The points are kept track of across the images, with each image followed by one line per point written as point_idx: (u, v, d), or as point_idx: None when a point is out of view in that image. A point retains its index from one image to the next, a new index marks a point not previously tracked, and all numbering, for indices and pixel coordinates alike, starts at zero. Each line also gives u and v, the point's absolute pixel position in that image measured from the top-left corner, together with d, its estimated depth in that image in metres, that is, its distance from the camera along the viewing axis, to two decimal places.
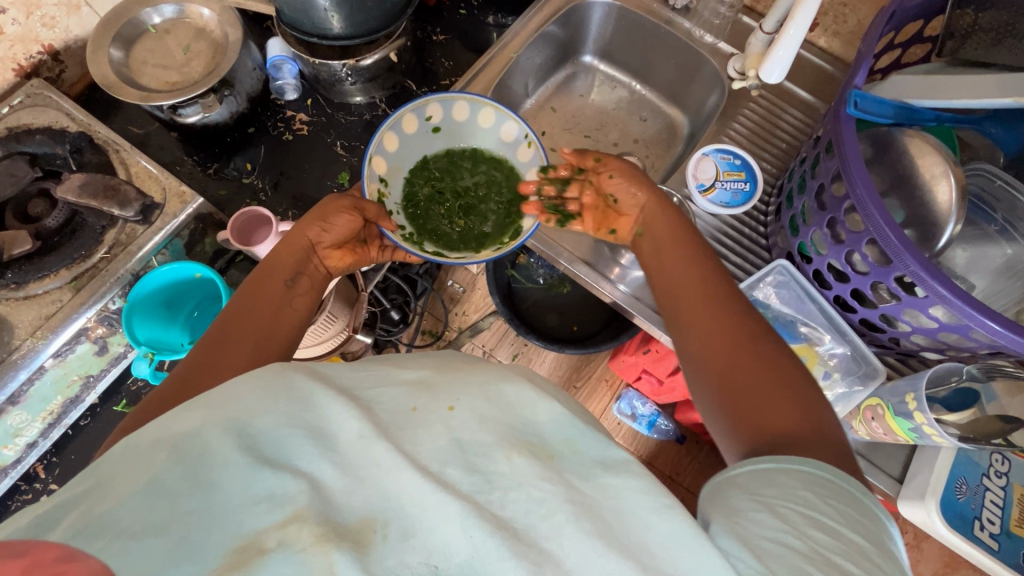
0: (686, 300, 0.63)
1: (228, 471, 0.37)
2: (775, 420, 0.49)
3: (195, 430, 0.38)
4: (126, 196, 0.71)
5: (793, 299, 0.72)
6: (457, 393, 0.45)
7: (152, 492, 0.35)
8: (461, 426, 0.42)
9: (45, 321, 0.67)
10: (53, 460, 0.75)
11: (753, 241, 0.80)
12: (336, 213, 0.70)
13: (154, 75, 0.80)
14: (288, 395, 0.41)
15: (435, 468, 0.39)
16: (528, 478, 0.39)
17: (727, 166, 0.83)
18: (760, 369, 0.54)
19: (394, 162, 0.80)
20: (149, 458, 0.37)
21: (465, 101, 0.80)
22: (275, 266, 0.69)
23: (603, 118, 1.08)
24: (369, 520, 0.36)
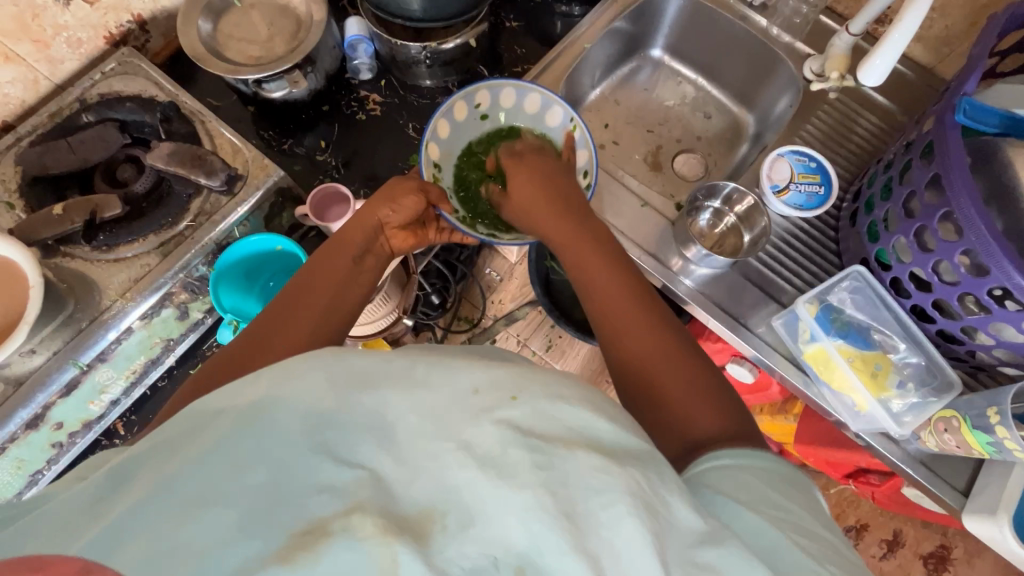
0: (610, 301, 0.61)
1: (290, 450, 0.35)
2: (699, 420, 0.50)
3: (258, 403, 0.37)
4: (212, 166, 0.73)
5: (867, 305, 0.71)
6: (521, 380, 0.40)
7: (216, 458, 0.35)
8: (522, 418, 0.38)
9: (134, 284, 0.69)
10: (133, 418, 0.77)
11: (823, 244, 0.80)
12: (403, 194, 0.72)
13: (239, 49, 0.81)
14: (350, 379, 0.39)
15: (497, 453, 0.35)
16: (584, 465, 0.36)
17: (803, 168, 0.82)
18: (669, 355, 0.56)
19: (446, 147, 0.82)
20: (215, 425, 0.37)
21: (513, 87, 0.81)
22: (345, 240, 0.69)
23: (666, 113, 1.07)
24: (428, 511, 0.34)
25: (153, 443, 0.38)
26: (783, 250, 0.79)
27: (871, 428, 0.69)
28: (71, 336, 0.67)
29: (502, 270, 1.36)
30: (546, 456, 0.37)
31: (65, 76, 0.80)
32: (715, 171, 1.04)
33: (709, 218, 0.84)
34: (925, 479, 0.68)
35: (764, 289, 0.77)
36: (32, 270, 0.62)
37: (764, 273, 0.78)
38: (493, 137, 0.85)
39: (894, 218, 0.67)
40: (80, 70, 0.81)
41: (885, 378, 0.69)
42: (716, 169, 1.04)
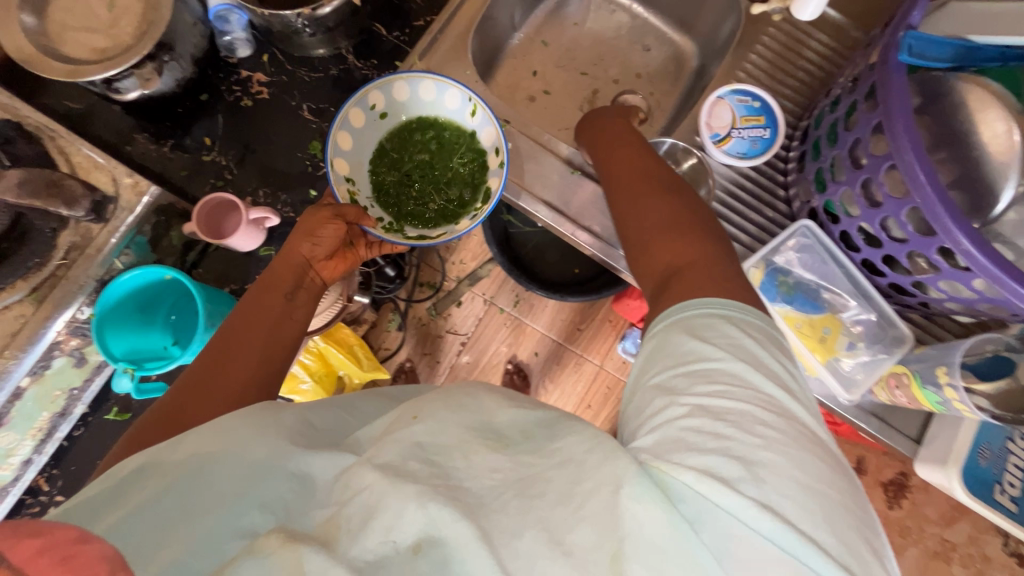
0: (620, 173, 0.60)
1: (216, 503, 0.37)
2: (673, 255, 0.49)
3: (186, 462, 0.38)
4: (72, 194, 0.62)
5: (815, 263, 0.66)
6: (423, 403, 0.44)
7: (140, 516, 0.35)
8: (422, 432, 0.41)
9: (11, 339, 0.62)
10: (54, 473, 0.72)
11: (772, 193, 0.73)
12: (323, 227, 0.65)
13: (78, 42, 0.69)
14: (277, 430, 0.41)
15: (395, 461, 0.39)
16: (485, 461, 0.39)
17: (745, 110, 0.73)
18: (671, 209, 0.53)
19: (353, 158, 0.73)
20: (147, 484, 0.37)
21: (403, 78, 0.72)
22: (269, 282, 0.62)
23: (602, 49, 0.95)
24: (335, 523, 0.36)
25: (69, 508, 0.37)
26: (728, 204, 0.72)
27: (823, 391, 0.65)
28: None
29: None
30: (446, 462, 0.39)
31: None
32: (659, 112, 0.94)
33: None
34: (875, 430, 0.65)
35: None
36: None
37: None
38: (398, 135, 0.77)
39: (841, 165, 0.60)
40: None
41: (834, 341, 0.65)
42: (661, 109, 0.95)
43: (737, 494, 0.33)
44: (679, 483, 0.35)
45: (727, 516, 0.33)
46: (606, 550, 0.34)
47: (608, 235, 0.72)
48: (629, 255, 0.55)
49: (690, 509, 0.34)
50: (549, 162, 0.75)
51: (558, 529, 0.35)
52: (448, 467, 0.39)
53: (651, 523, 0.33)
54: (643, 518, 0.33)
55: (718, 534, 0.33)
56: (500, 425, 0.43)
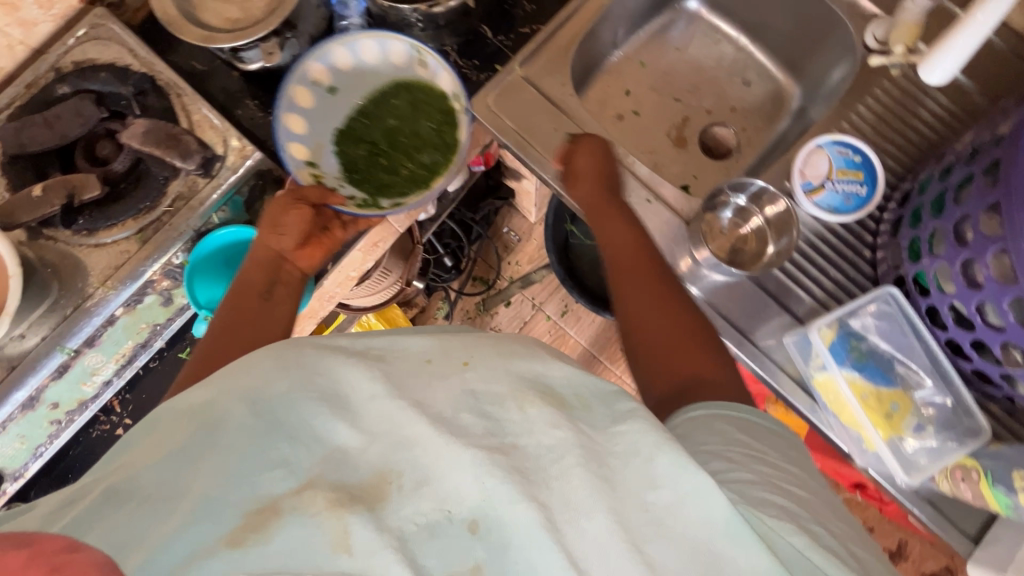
0: (636, 278, 0.65)
1: (239, 436, 0.38)
2: (685, 366, 0.57)
3: (211, 400, 0.41)
4: (187, 148, 0.69)
5: (893, 333, 0.63)
6: (476, 351, 0.47)
7: (177, 453, 0.38)
8: (475, 379, 0.43)
9: (115, 271, 0.69)
10: (128, 397, 0.76)
11: (857, 252, 0.71)
12: (285, 212, 0.68)
13: (216, 11, 0.74)
14: (298, 365, 0.42)
15: (449, 415, 0.40)
16: (541, 423, 0.40)
17: (844, 162, 0.70)
18: (677, 321, 0.61)
19: (314, 138, 0.77)
20: (175, 428, 0.40)
21: (340, 45, 0.76)
22: (245, 281, 0.66)
23: (700, 77, 0.94)
24: (383, 475, 0.38)
25: (107, 466, 0.40)
26: (808, 256, 0.71)
27: (880, 470, 0.62)
28: (57, 323, 0.68)
29: (520, 231, 1.40)
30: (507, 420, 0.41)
31: (42, 39, 0.75)
32: (749, 149, 0.92)
33: (732, 216, 0.73)
34: (929, 520, 0.62)
35: (774, 297, 0.71)
36: (11, 261, 0.63)
37: (784, 283, 0.71)
38: (348, 112, 0.80)
39: (943, 238, 0.57)
40: (56, 33, 0.76)
41: (901, 419, 0.62)
42: (751, 146, 0.92)
43: (819, 545, 0.38)
44: (783, 543, 0.38)
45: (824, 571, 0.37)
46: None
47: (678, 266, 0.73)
48: (628, 355, 0.63)
49: (792, 566, 0.37)
50: (631, 184, 0.75)
51: (637, 534, 0.36)
52: (502, 418, 0.41)
53: (751, 567, 0.35)
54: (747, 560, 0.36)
55: None
56: (553, 382, 0.46)
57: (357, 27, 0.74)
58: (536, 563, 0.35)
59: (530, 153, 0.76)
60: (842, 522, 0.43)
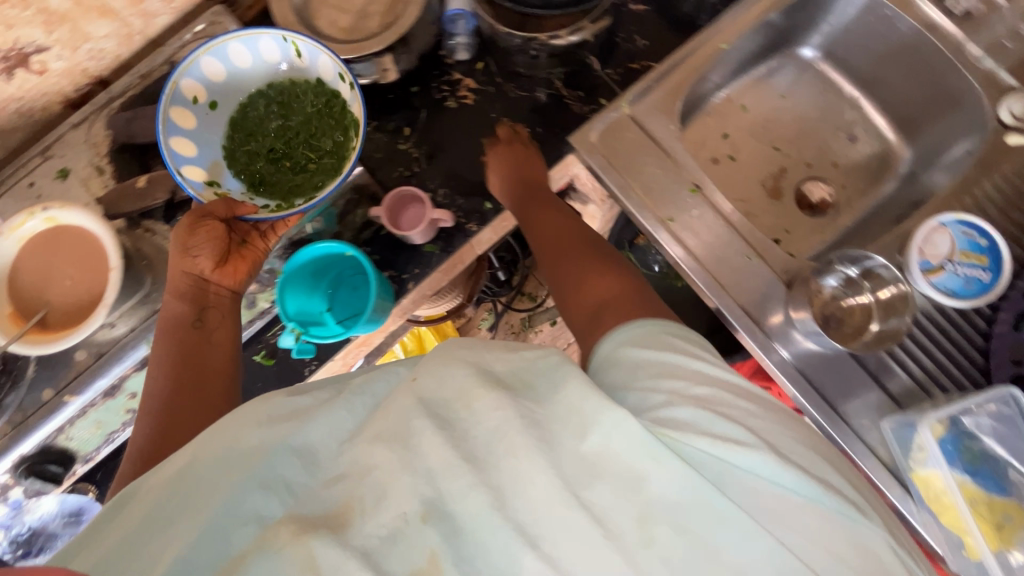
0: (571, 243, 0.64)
1: (215, 495, 0.41)
2: (596, 294, 0.56)
3: (189, 462, 0.43)
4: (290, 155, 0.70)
5: (1010, 437, 0.59)
6: (423, 364, 0.46)
7: (150, 525, 0.41)
8: (424, 389, 0.43)
9: None
10: None
11: (968, 339, 0.67)
12: (198, 229, 0.64)
13: (330, 19, 0.74)
14: (269, 413, 0.45)
15: (405, 435, 0.41)
16: (485, 411, 0.41)
17: (967, 244, 0.66)
18: (592, 262, 0.60)
19: (208, 156, 0.69)
20: (148, 494, 0.43)
21: (206, 51, 0.66)
22: (171, 316, 0.64)
23: (803, 127, 0.90)
24: (346, 505, 0.39)
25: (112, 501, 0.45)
26: (915, 335, 0.68)
27: None
28: (146, 316, 0.69)
29: None
30: (494, 458, 0.39)
31: (159, 30, 0.76)
32: (849, 210, 0.87)
33: (837, 284, 0.69)
34: None
35: (869, 370, 0.68)
36: (113, 253, 0.63)
37: (885, 361, 0.68)
38: (234, 124, 0.71)
39: None
40: (173, 25, 0.77)
41: (1013, 533, 0.57)
42: (851, 208, 0.88)
43: (751, 452, 0.40)
44: (695, 451, 0.40)
45: (753, 486, 0.39)
46: (634, 512, 0.37)
47: (769, 325, 0.70)
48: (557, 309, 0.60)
49: (710, 472, 0.39)
50: (730, 239, 0.72)
51: (574, 483, 0.38)
52: (459, 426, 0.41)
53: (670, 481, 0.38)
54: (660, 480, 0.38)
55: (759, 501, 0.38)
56: (498, 371, 0.45)
57: (218, 33, 0.65)
58: (491, 554, 0.37)
59: (632, 198, 0.73)
60: (776, 430, 0.43)
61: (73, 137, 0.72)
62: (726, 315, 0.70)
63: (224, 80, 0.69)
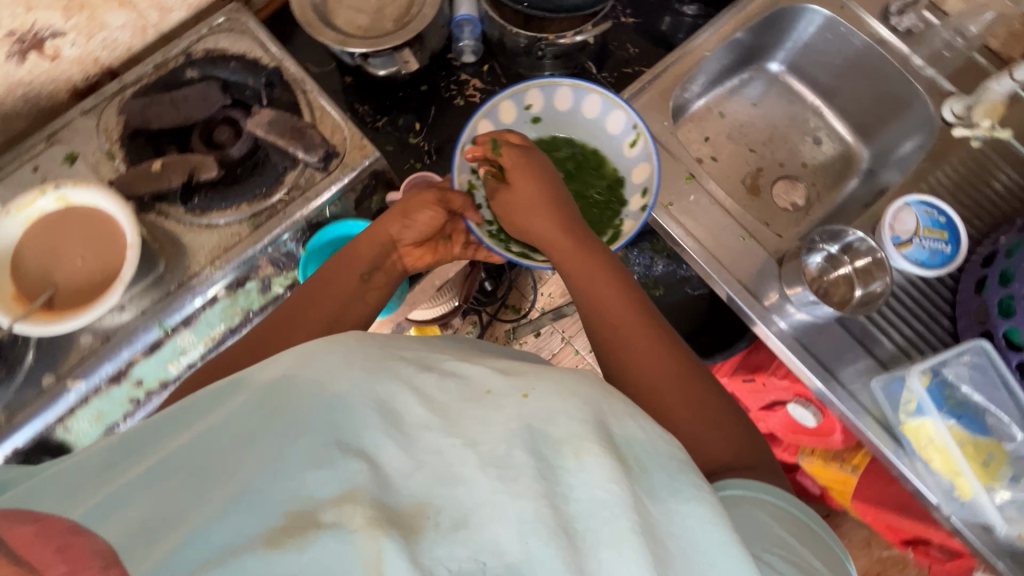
0: (627, 324, 0.62)
1: (298, 435, 0.37)
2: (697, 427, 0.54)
3: (278, 380, 0.40)
4: (312, 141, 0.70)
5: (984, 384, 0.67)
6: (532, 381, 0.43)
7: (213, 436, 0.38)
8: (532, 412, 0.40)
9: (223, 252, 0.69)
10: None
11: (937, 305, 0.76)
12: (419, 209, 0.69)
13: (347, 18, 0.78)
14: (365, 364, 0.41)
15: (502, 454, 0.37)
16: (595, 470, 0.37)
17: (930, 222, 0.75)
18: (669, 357, 0.59)
19: None
20: (228, 401, 0.40)
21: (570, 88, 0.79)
22: (355, 253, 0.69)
23: (773, 133, 1.00)
24: (422, 505, 0.35)
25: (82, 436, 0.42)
26: (894, 304, 0.75)
27: (967, 516, 0.66)
28: (158, 299, 0.67)
29: None
30: (585, 522, 0.35)
31: (173, 26, 0.78)
32: (819, 204, 0.96)
33: (820, 262, 0.76)
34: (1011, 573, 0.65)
35: (857, 337, 0.74)
36: (129, 230, 0.62)
37: (869, 328, 0.74)
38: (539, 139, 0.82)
39: None
40: (186, 21, 0.78)
41: (996, 468, 0.66)
42: (820, 203, 0.97)
43: None
44: None
45: None
46: None
47: (767, 300, 0.76)
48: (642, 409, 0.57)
49: None
50: (723, 221, 0.79)
51: None
52: (558, 468, 0.38)
53: None
54: None
55: None
56: (617, 436, 0.40)
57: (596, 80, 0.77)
58: None
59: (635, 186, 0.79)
60: None
61: (82, 124, 0.71)
62: (728, 289, 0.76)
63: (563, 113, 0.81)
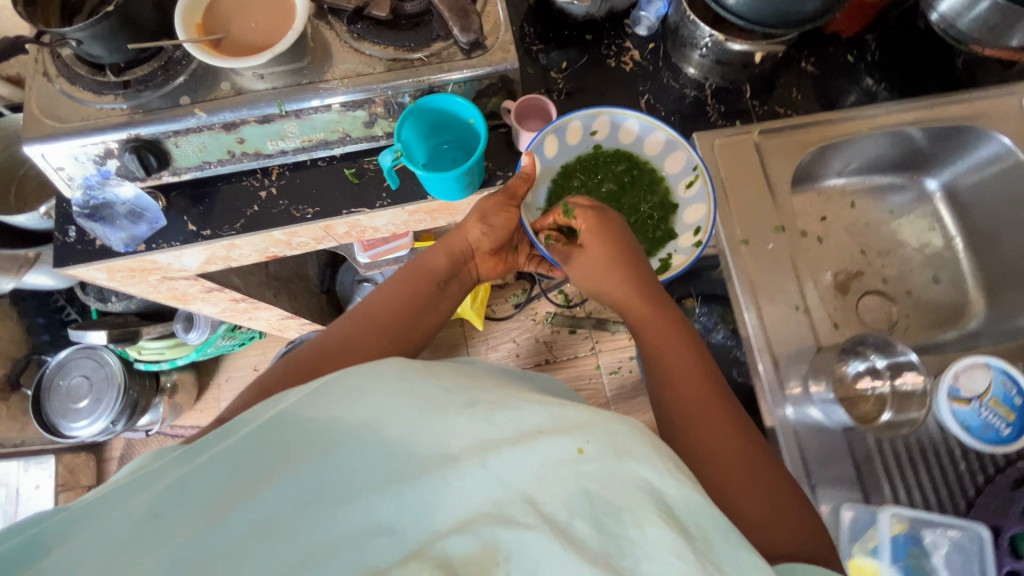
0: (709, 415, 0.63)
1: (348, 494, 0.44)
2: (755, 509, 0.56)
3: (324, 422, 0.47)
4: (470, 24, 0.75)
5: (960, 568, 0.65)
6: (587, 429, 0.46)
7: (278, 486, 0.45)
8: (588, 472, 0.44)
9: (354, 76, 0.77)
10: (288, 174, 0.86)
11: (960, 483, 0.67)
12: (495, 212, 0.80)
13: None
14: (412, 399, 0.48)
15: (562, 519, 0.42)
16: (656, 538, 0.41)
17: (1001, 395, 0.67)
18: (740, 439, 0.61)
19: (547, 165, 0.87)
20: (268, 450, 0.46)
21: (635, 117, 0.83)
22: (435, 260, 0.81)
23: (894, 248, 0.93)
24: (492, 555, 0.40)
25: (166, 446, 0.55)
26: (917, 458, 0.68)
27: None
28: (290, 85, 0.77)
29: None
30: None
31: None
32: (900, 336, 0.89)
33: (862, 369, 0.73)
34: None
35: (860, 473, 0.68)
36: (300, 18, 0.73)
37: (877, 463, 0.68)
38: (596, 160, 0.88)
39: None
40: None
41: None
42: (903, 335, 0.89)
43: None
44: None
45: None
46: None
47: (787, 387, 0.71)
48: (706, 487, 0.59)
49: None
50: (790, 287, 0.75)
51: None
52: (621, 536, 0.41)
53: None
54: None
55: None
56: (670, 497, 0.44)
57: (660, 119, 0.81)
58: None
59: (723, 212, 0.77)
60: None
61: None
62: (758, 359, 0.71)
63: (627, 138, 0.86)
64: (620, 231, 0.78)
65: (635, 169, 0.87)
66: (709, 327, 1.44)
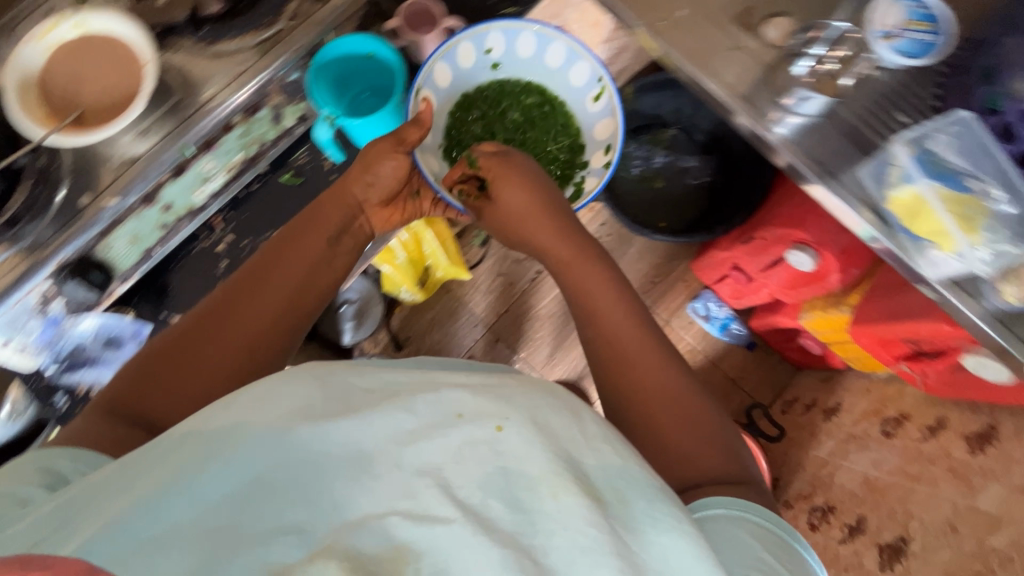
0: (620, 326, 0.62)
1: (255, 504, 0.38)
2: (668, 414, 0.56)
3: (235, 425, 0.41)
4: None
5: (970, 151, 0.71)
6: (512, 410, 0.43)
7: (174, 492, 0.37)
8: (510, 449, 0.40)
9: (236, 78, 0.71)
10: (232, 213, 0.88)
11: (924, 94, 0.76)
12: (382, 160, 0.72)
13: None
14: (331, 393, 0.44)
15: (477, 501, 0.38)
16: (575, 516, 0.38)
17: (914, 15, 0.74)
18: (651, 355, 0.60)
19: (445, 91, 0.86)
20: (176, 451, 0.39)
21: (535, 32, 0.84)
22: (318, 220, 0.70)
23: None
24: (403, 549, 0.36)
25: (27, 467, 0.45)
26: (884, 100, 0.76)
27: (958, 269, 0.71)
28: (177, 124, 0.69)
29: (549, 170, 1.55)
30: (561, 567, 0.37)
31: None
32: None
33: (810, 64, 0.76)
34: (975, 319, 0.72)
35: (856, 143, 0.77)
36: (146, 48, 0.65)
37: (859, 127, 0.77)
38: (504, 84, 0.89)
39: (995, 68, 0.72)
40: None
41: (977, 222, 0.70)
42: None
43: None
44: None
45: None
46: None
47: (767, 112, 0.78)
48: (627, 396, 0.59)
49: None
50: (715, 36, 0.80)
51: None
52: (534, 511, 0.38)
53: None
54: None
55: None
56: (587, 467, 0.41)
57: (562, 31, 0.82)
58: None
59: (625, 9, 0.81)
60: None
61: None
62: (733, 105, 0.77)
63: (528, 57, 0.87)
64: (529, 181, 0.73)
65: (547, 103, 0.90)
66: (647, 157, 1.37)
